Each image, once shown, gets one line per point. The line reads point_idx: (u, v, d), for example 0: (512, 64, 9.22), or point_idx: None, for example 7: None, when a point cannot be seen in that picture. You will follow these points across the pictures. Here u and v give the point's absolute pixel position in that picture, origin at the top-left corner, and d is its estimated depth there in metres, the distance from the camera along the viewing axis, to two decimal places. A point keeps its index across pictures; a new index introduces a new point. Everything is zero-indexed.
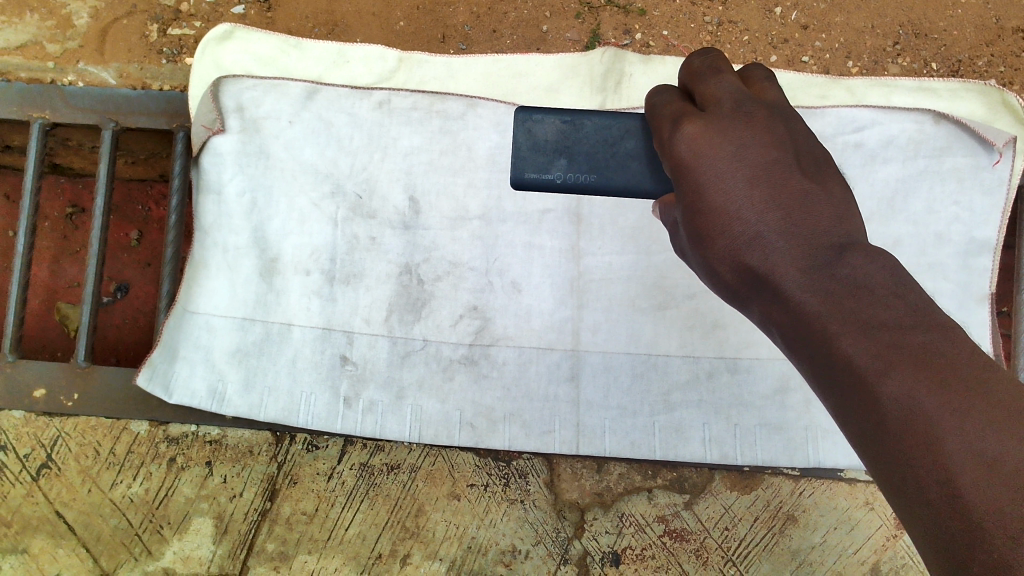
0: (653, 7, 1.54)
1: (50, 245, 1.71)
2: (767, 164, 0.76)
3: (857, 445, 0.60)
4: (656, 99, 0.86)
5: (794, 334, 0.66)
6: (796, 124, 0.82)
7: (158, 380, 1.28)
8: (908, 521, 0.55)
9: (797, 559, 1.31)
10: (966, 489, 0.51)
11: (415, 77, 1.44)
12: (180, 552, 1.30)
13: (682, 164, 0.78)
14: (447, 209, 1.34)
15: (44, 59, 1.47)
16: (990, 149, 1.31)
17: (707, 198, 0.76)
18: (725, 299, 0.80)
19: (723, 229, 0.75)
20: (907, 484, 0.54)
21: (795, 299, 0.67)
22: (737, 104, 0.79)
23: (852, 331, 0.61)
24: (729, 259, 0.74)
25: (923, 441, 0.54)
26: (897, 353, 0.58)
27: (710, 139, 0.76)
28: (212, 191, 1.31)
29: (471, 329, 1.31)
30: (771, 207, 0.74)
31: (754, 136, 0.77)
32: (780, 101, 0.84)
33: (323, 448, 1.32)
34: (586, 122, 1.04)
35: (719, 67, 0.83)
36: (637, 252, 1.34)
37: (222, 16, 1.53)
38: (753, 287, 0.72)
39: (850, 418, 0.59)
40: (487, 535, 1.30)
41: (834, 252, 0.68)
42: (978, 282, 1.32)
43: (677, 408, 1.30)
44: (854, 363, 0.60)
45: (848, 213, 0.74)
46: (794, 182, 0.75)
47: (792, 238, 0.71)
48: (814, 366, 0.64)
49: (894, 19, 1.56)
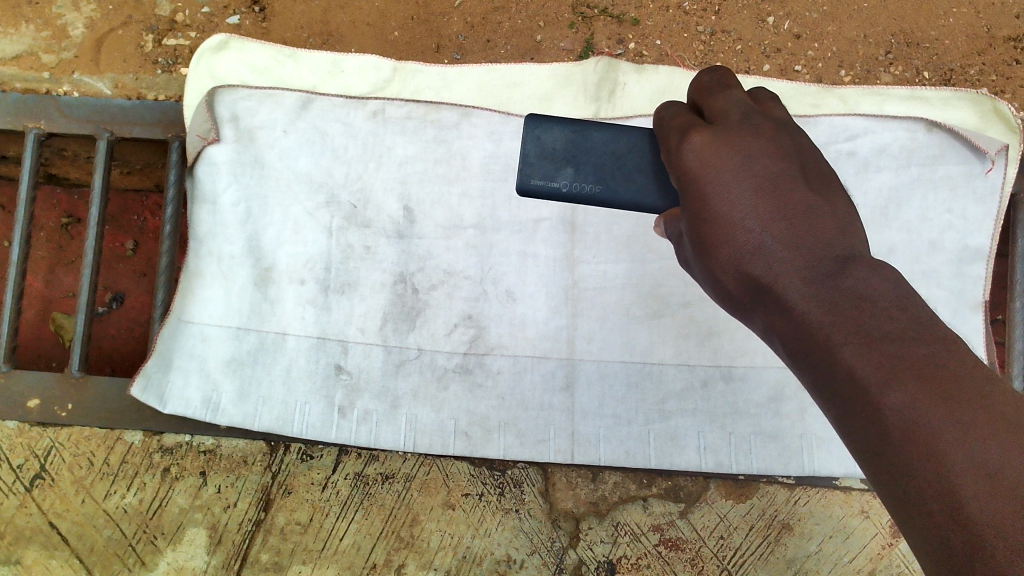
0: (647, 16, 1.55)
1: (46, 255, 1.71)
2: (774, 174, 0.76)
3: (859, 456, 0.60)
4: (664, 113, 0.86)
5: (796, 344, 0.66)
6: (801, 139, 0.82)
7: (152, 390, 1.27)
8: (909, 533, 0.55)
9: (793, 567, 1.30)
10: (967, 501, 0.50)
11: (409, 86, 1.44)
12: (174, 563, 1.29)
13: (688, 174, 0.78)
14: (442, 218, 1.34)
15: (39, 70, 1.48)
16: (982, 156, 1.32)
17: (711, 207, 0.76)
18: (728, 309, 0.79)
19: (727, 238, 0.75)
20: (908, 495, 0.54)
21: (798, 309, 0.67)
22: (745, 115, 0.80)
23: (855, 342, 0.61)
24: (733, 268, 0.74)
25: (925, 453, 0.54)
26: (899, 365, 0.58)
27: (717, 149, 0.77)
28: (207, 201, 1.31)
29: (465, 338, 1.31)
30: (775, 217, 0.73)
31: (760, 147, 0.77)
32: (787, 117, 0.84)
33: (318, 458, 1.32)
34: (595, 133, 1.05)
35: (728, 82, 0.84)
36: (631, 260, 1.34)
37: (217, 27, 1.54)
38: (756, 297, 0.72)
39: (852, 428, 0.60)
40: (482, 544, 1.30)
41: (838, 263, 0.69)
42: (971, 289, 1.32)
43: (671, 416, 1.30)
44: (857, 374, 0.60)
45: (852, 225, 0.74)
46: (800, 194, 0.75)
47: (795, 248, 0.71)
48: (816, 377, 0.64)
49: (885, 28, 1.57)
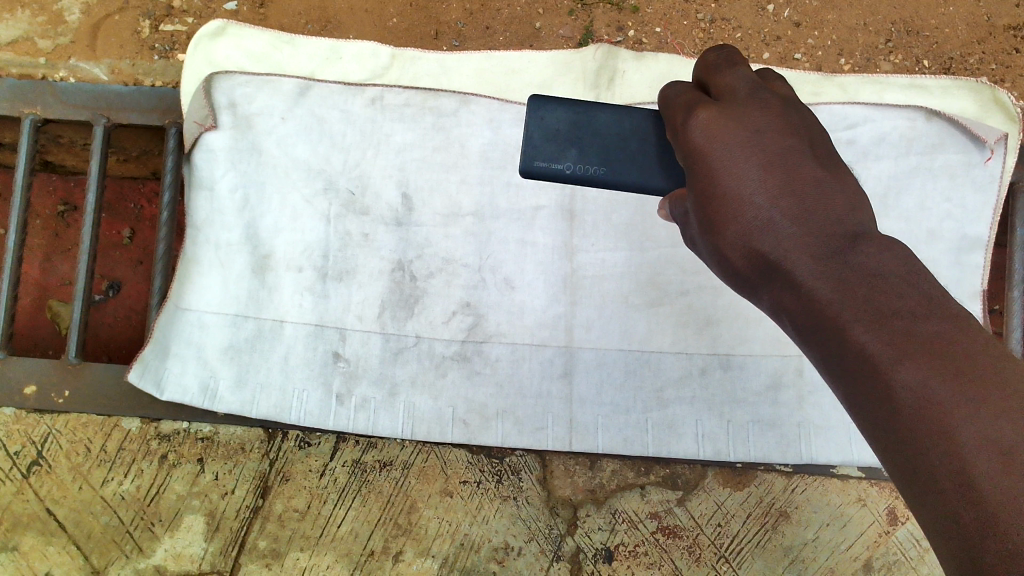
0: (646, 4, 1.55)
1: (42, 243, 1.71)
2: (782, 151, 0.76)
3: (869, 434, 0.60)
4: (669, 91, 0.85)
5: (805, 321, 0.66)
6: (809, 117, 0.81)
7: (149, 376, 1.27)
8: (918, 509, 0.55)
9: (790, 555, 1.31)
10: (980, 479, 0.51)
11: (407, 73, 1.44)
12: (172, 550, 1.29)
13: (695, 151, 0.78)
14: (440, 206, 1.34)
15: (35, 55, 1.47)
16: (982, 146, 1.32)
17: (720, 185, 0.75)
18: (735, 288, 0.79)
19: (735, 214, 0.74)
20: (919, 473, 0.54)
21: (807, 286, 0.67)
22: (752, 92, 0.79)
23: (866, 319, 0.61)
24: (741, 246, 0.74)
25: (937, 432, 0.54)
26: (910, 341, 0.58)
27: (724, 125, 0.76)
28: (204, 188, 1.30)
29: (464, 326, 1.31)
30: (785, 194, 0.73)
31: (768, 124, 0.77)
32: (793, 95, 0.83)
33: (316, 445, 1.32)
34: (599, 114, 1.04)
35: (735, 60, 0.83)
36: (630, 248, 1.34)
37: (215, 12, 1.54)
38: (765, 276, 0.72)
39: (863, 406, 0.59)
40: (480, 531, 1.30)
41: (847, 241, 0.68)
42: (970, 278, 1.32)
43: (670, 404, 1.30)
44: (867, 352, 0.59)
45: (861, 203, 0.74)
46: (808, 171, 0.75)
47: (804, 226, 0.70)
48: (826, 356, 0.63)
49: (885, 16, 1.56)
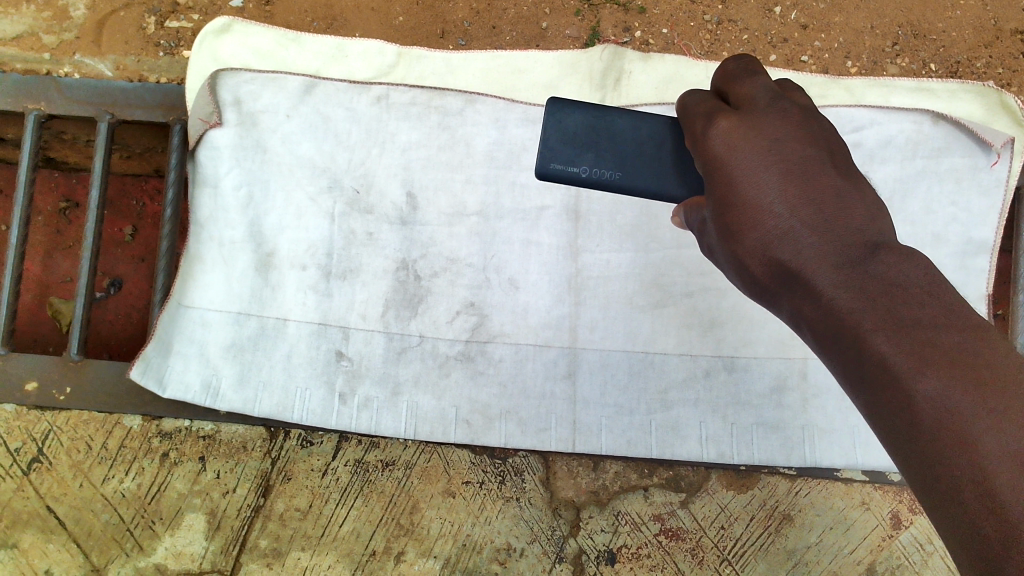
0: (654, 5, 1.54)
1: (44, 239, 1.70)
2: (803, 159, 0.75)
3: (889, 444, 0.60)
4: (689, 99, 0.85)
5: (825, 331, 0.66)
6: (828, 126, 0.81)
7: (151, 374, 1.26)
8: (936, 519, 0.55)
9: (793, 559, 1.30)
10: (1002, 489, 0.50)
11: (414, 72, 1.43)
12: (172, 548, 1.29)
13: (714, 158, 0.77)
14: (445, 205, 1.34)
15: (40, 50, 1.46)
16: (988, 150, 1.32)
17: (740, 193, 0.75)
18: (752, 296, 0.79)
19: (754, 223, 0.74)
20: (938, 483, 0.54)
21: (826, 295, 0.66)
22: (772, 101, 0.79)
23: (887, 329, 0.60)
24: (760, 255, 0.73)
25: (957, 441, 0.54)
26: (931, 351, 0.57)
27: (745, 134, 0.76)
28: (208, 185, 1.30)
29: (468, 325, 1.31)
30: (805, 203, 0.72)
31: (789, 131, 0.76)
32: (812, 104, 0.83)
33: (318, 444, 1.32)
34: (617, 119, 1.03)
35: (754, 69, 0.83)
36: (635, 248, 1.34)
37: (220, 9, 1.53)
38: (785, 285, 0.71)
39: (882, 416, 0.59)
40: (483, 532, 1.30)
41: (867, 250, 0.68)
42: (974, 282, 1.32)
43: (674, 406, 1.29)
44: (887, 362, 0.59)
45: (880, 213, 0.73)
46: (827, 180, 0.74)
47: (824, 235, 0.70)
48: (846, 366, 0.63)
49: (893, 19, 1.56)
